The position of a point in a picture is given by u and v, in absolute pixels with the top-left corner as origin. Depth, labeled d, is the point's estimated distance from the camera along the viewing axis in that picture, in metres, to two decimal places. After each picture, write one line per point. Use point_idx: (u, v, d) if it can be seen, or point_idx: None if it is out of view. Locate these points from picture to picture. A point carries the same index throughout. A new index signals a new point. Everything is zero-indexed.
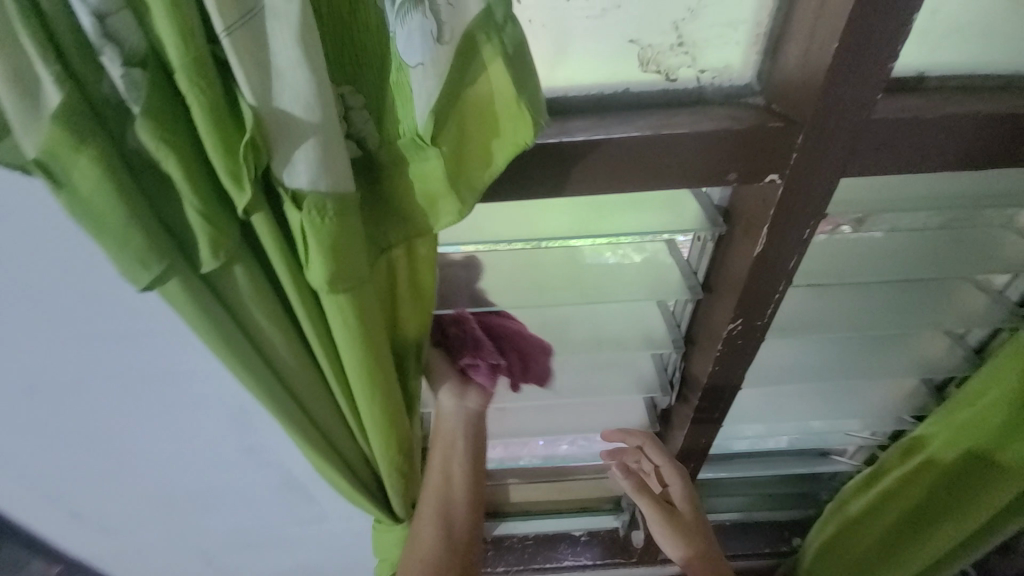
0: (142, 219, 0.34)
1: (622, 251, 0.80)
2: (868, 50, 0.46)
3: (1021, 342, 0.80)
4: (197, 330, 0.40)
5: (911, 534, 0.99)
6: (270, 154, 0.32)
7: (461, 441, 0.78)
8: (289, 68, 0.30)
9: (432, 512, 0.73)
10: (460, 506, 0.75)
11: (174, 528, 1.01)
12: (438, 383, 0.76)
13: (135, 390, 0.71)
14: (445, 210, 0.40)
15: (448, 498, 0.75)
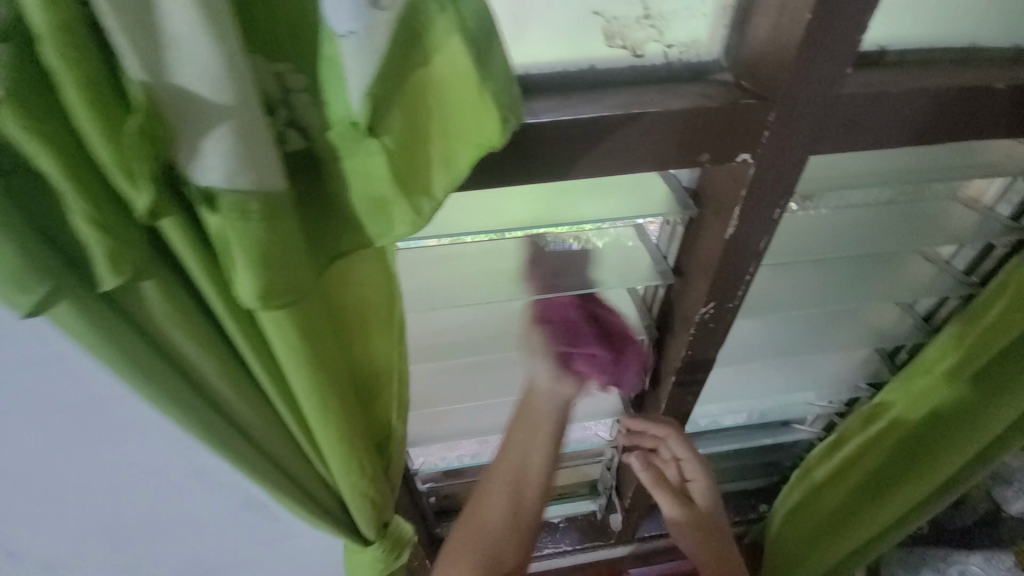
0: (17, 230, 0.29)
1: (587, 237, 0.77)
2: (838, 24, 0.44)
3: (970, 311, 0.84)
4: (97, 352, 0.36)
5: (870, 500, 1.05)
6: (173, 144, 0.28)
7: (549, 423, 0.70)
8: (187, 37, 0.25)
9: (502, 498, 0.73)
10: (531, 492, 0.73)
11: (121, 560, 0.91)
12: (534, 360, 0.67)
13: (61, 414, 0.63)
14: (398, 217, 0.36)
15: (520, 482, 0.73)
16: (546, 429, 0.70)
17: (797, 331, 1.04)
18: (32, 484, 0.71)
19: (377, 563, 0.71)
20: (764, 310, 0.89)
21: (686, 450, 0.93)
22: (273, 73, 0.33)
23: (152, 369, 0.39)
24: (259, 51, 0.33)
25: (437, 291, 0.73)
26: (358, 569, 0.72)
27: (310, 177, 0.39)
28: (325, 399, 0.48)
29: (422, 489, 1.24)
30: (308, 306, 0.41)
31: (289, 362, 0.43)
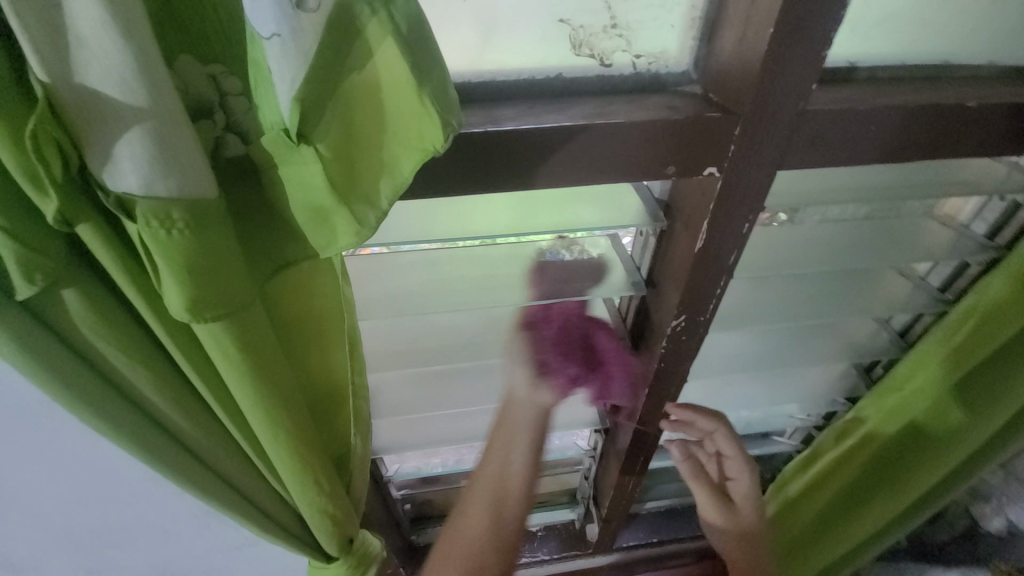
0: None
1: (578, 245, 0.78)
2: (801, 39, 0.43)
3: (945, 327, 0.83)
4: (15, 362, 0.35)
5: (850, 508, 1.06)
6: (83, 147, 0.27)
7: (527, 431, 0.68)
8: (94, 37, 0.25)
9: (482, 514, 0.68)
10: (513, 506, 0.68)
11: (79, 568, 0.88)
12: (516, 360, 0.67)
13: (9, 417, 0.61)
14: (341, 227, 0.34)
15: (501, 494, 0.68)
16: (523, 437, 0.68)
17: (775, 346, 1.04)
18: None
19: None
20: (741, 323, 0.88)
21: (733, 446, 0.92)
22: (207, 76, 0.33)
23: (77, 378, 0.38)
24: (190, 53, 0.32)
25: (408, 298, 0.72)
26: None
27: (246, 185, 0.37)
28: (273, 412, 0.46)
29: (396, 495, 1.22)
30: (250, 318, 0.40)
31: (229, 374, 0.42)
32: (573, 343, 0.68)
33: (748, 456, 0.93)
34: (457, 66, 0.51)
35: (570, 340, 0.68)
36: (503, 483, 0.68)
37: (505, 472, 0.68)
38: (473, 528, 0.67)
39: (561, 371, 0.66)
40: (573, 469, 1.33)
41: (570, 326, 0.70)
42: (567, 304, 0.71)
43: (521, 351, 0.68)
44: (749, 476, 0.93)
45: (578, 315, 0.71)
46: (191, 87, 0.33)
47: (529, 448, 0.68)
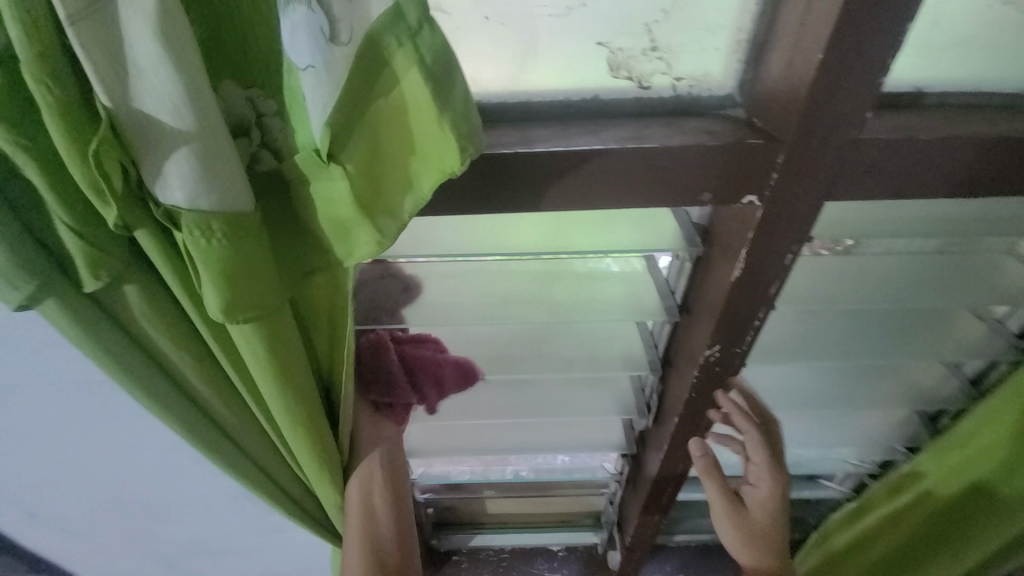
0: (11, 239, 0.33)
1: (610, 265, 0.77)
2: (855, 67, 0.41)
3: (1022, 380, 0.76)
4: (81, 347, 0.40)
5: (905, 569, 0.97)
6: (138, 163, 0.30)
7: (378, 463, 0.65)
8: (151, 68, 0.28)
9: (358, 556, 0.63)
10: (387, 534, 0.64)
11: (131, 533, 0.96)
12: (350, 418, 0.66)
13: (77, 395, 0.68)
14: (363, 238, 0.36)
15: (372, 532, 0.64)
16: (381, 473, 0.65)
17: (824, 384, 0.97)
18: (51, 456, 0.77)
19: None
20: (785, 356, 0.83)
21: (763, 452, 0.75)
22: (245, 98, 0.36)
23: (132, 365, 0.42)
24: (235, 77, 0.35)
25: (438, 309, 0.73)
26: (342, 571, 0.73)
27: (281, 199, 0.40)
28: (299, 407, 0.49)
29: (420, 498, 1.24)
30: (280, 320, 0.43)
31: (259, 369, 0.45)
32: (396, 375, 0.67)
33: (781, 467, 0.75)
34: (495, 87, 0.53)
35: (394, 371, 0.68)
36: (372, 518, 0.64)
37: (369, 506, 0.64)
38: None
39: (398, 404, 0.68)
40: (598, 492, 1.30)
41: (387, 360, 0.68)
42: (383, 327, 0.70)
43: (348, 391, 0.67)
44: (772, 487, 0.75)
45: (387, 342, 0.69)
46: (231, 106, 0.35)
47: (387, 477, 0.65)
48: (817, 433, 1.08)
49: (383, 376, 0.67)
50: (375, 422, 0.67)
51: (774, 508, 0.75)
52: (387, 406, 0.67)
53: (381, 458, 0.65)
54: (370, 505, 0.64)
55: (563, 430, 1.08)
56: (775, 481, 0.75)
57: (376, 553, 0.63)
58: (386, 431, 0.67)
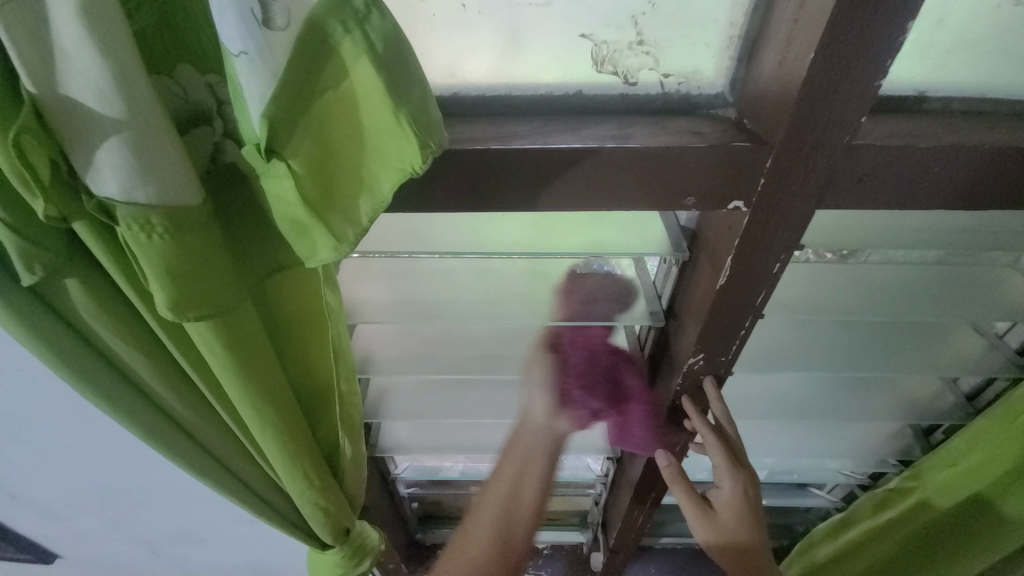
0: None
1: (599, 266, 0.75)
2: (852, 69, 0.38)
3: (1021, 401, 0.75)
4: (24, 342, 0.38)
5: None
6: (67, 153, 0.29)
7: (543, 457, 0.69)
8: (76, 52, 0.27)
9: (488, 532, 0.65)
10: (521, 527, 0.66)
11: (113, 517, 0.96)
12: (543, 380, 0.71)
13: (42, 389, 0.66)
14: (319, 241, 0.35)
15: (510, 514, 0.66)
16: (541, 464, 0.69)
17: (816, 394, 0.94)
18: (24, 445, 0.76)
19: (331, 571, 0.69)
20: (775, 366, 0.80)
21: (717, 451, 0.72)
22: (205, 84, 0.34)
23: (81, 361, 0.40)
24: (183, 61, 0.33)
25: (419, 307, 0.72)
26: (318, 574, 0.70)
27: (235, 192, 0.39)
28: (262, 407, 0.47)
29: (404, 493, 1.24)
30: (238, 317, 0.41)
31: (217, 368, 0.43)
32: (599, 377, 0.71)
33: (739, 461, 0.73)
34: (474, 80, 0.50)
35: (594, 371, 0.72)
36: (515, 503, 0.67)
37: (517, 490, 0.67)
38: (473, 548, 0.65)
39: (582, 404, 0.70)
40: (584, 492, 1.29)
41: (596, 358, 0.72)
42: (600, 326, 0.73)
43: (548, 377, 0.71)
44: (734, 484, 0.72)
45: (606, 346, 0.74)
46: (190, 94, 0.34)
47: (543, 474, 0.68)
48: (808, 443, 1.06)
49: (587, 376, 0.71)
50: (555, 414, 0.70)
51: (738, 506, 0.72)
52: (570, 396, 0.70)
53: (547, 450, 0.69)
54: (518, 491, 0.67)
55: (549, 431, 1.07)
56: (737, 479, 0.73)
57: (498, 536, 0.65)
58: (562, 430, 0.70)
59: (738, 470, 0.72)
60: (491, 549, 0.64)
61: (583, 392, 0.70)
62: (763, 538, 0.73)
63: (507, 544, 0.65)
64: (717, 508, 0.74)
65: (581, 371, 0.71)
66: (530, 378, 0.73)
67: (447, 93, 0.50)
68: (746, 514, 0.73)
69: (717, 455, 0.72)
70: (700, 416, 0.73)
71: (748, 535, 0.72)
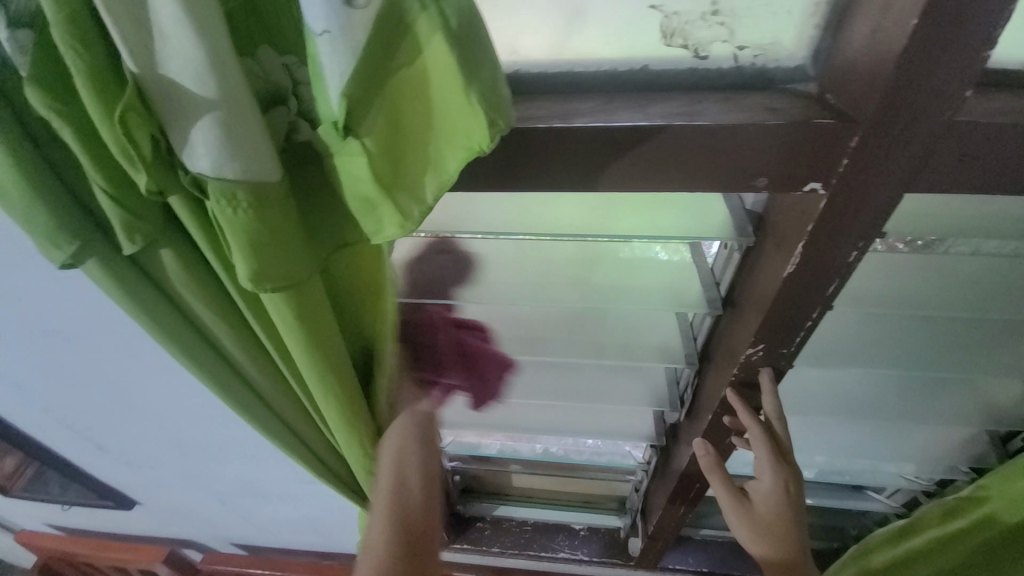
0: (51, 197, 0.35)
1: (656, 249, 0.73)
2: (959, 36, 0.35)
3: None
4: (123, 306, 0.42)
5: None
6: (166, 130, 0.31)
7: (419, 437, 0.65)
8: (174, 33, 0.29)
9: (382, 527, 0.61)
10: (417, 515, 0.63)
11: (185, 469, 1.05)
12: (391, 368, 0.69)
13: (127, 350, 0.73)
14: (386, 217, 0.36)
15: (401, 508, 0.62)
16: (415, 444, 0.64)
17: (880, 393, 0.89)
18: (112, 401, 0.85)
19: None
20: (838, 361, 0.76)
21: (761, 446, 0.71)
22: (282, 66, 0.36)
23: (169, 325, 0.44)
24: (265, 43, 0.35)
25: (470, 287, 0.72)
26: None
27: (311, 169, 0.41)
28: (326, 376, 0.50)
29: (447, 466, 1.28)
30: (307, 291, 0.43)
31: (287, 337, 0.45)
32: (446, 358, 0.72)
33: (785, 455, 0.71)
34: (536, 56, 0.49)
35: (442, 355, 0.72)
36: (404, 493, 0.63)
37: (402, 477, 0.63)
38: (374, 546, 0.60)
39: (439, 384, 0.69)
40: (623, 478, 1.29)
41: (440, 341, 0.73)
42: (439, 308, 0.76)
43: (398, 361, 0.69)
44: (775, 479, 0.71)
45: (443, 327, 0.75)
46: (270, 74, 0.36)
47: (423, 455, 0.64)
48: (867, 442, 1.01)
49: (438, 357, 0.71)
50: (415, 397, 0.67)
51: (777, 502, 0.71)
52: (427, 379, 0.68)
53: (418, 434, 0.65)
54: (402, 480, 0.63)
55: (591, 416, 1.07)
56: (779, 475, 0.71)
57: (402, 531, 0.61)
58: (427, 410, 0.67)
59: (783, 466, 0.70)
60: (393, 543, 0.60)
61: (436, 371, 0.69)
62: (804, 531, 0.72)
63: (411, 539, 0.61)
64: (755, 502, 0.73)
65: (431, 355, 0.71)
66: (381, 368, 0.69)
67: (508, 71, 0.50)
68: (786, 507, 0.71)
69: (761, 449, 0.71)
70: (750, 412, 0.71)
71: (785, 527, 0.71)
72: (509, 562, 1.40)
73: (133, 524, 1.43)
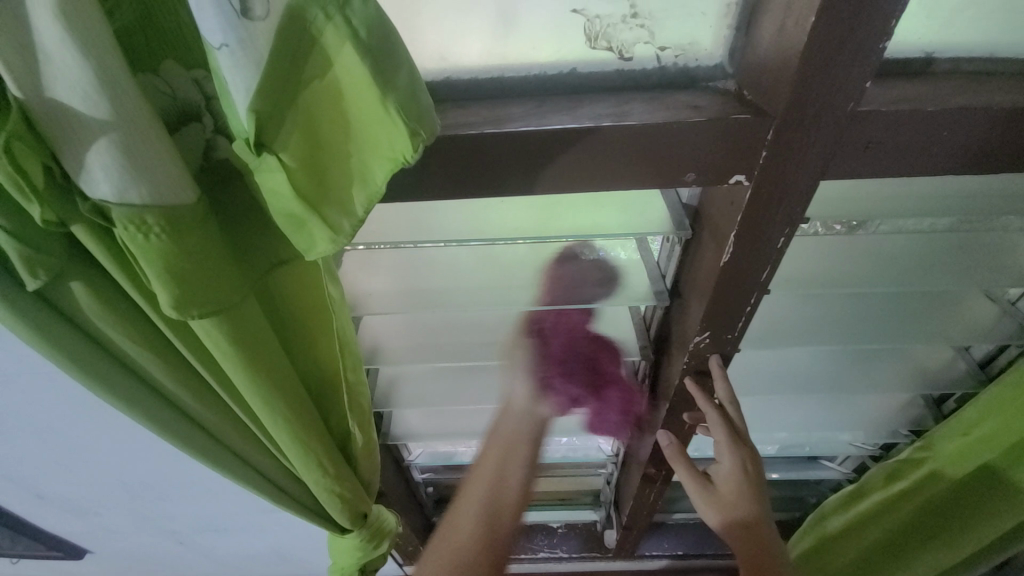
0: None
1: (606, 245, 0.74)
2: (850, 33, 0.37)
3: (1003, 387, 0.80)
4: (36, 347, 0.39)
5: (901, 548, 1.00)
6: (58, 156, 0.30)
7: (526, 442, 0.72)
8: (58, 54, 0.27)
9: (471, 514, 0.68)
10: (504, 520, 0.67)
11: (137, 510, 0.99)
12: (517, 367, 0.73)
13: (57, 392, 0.68)
14: (316, 233, 0.35)
15: (494, 502, 0.68)
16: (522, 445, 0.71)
17: (824, 367, 0.94)
18: (45, 446, 0.79)
19: (356, 552, 0.71)
20: (784, 341, 0.80)
21: (719, 430, 0.74)
22: (191, 81, 0.34)
23: (89, 363, 0.41)
24: (169, 57, 0.33)
25: (424, 296, 0.72)
26: (340, 558, 0.72)
27: (234, 187, 0.39)
28: (272, 399, 0.48)
29: (419, 478, 1.26)
30: (241, 313, 0.42)
31: (223, 363, 0.43)
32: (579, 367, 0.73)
33: (742, 437, 0.74)
34: (466, 63, 0.49)
35: (572, 359, 0.73)
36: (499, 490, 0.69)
37: (502, 473, 0.70)
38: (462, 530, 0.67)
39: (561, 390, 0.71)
40: (595, 472, 1.30)
41: (574, 345, 0.73)
42: (579, 313, 0.74)
43: (528, 361, 0.73)
44: (735, 460, 0.73)
45: (581, 333, 0.74)
46: (177, 91, 0.34)
47: (526, 462, 0.71)
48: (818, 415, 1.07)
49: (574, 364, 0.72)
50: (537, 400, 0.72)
51: (738, 480, 0.73)
52: (551, 382, 0.71)
53: (529, 439, 0.71)
54: (503, 476, 0.69)
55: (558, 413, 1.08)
56: (736, 455, 0.74)
57: (488, 524, 0.67)
58: (544, 415, 0.72)
59: (741, 446, 0.74)
60: (476, 532, 0.66)
61: (562, 376, 0.71)
62: (768, 508, 0.75)
63: (492, 535, 0.66)
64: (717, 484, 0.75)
65: (562, 359, 0.73)
66: (510, 364, 0.75)
67: (438, 78, 0.49)
68: (748, 485, 0.74)
69: (720, 433, 0.74)
70: (704, 398, 0.74)
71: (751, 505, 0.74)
72: None
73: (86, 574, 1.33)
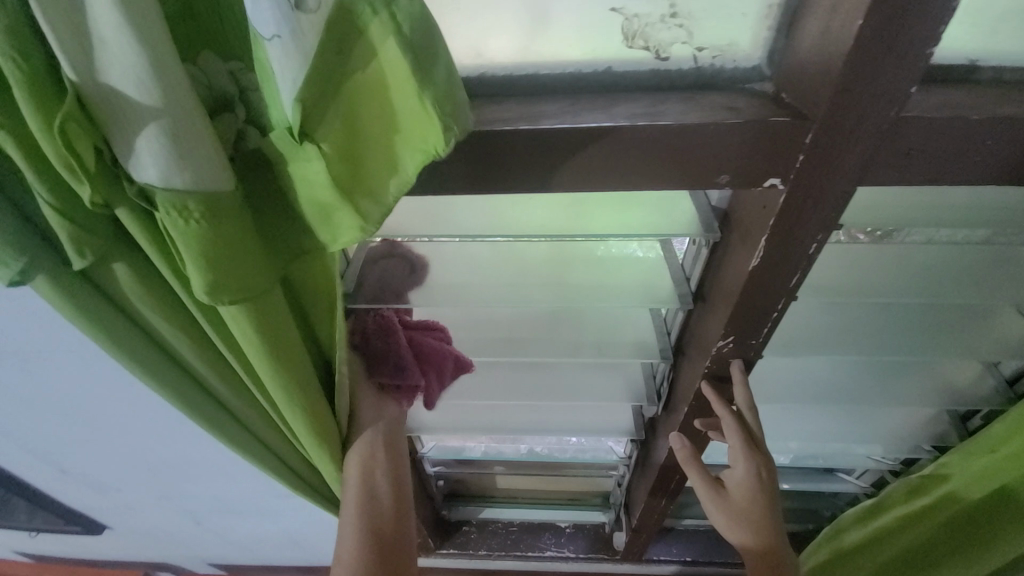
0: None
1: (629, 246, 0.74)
2: (894, 38, 0.37)
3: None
4: (77, 325, 0.40)
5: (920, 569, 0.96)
6: (109, 139, 0.30)
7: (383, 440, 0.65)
8: (115, 39, 0.28)
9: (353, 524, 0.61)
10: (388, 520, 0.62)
11: (157, 489, 1.02)
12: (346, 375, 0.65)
13: (87, 369, 0.70)
14: (343, 221, 0.36)
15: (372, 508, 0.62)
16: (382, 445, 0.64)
17: (845, 378, 0.93)
18: (73, 422, 0.81)
19: None
20: (807, 350, 0.78)
21: (735, 437, 0.73)
22: (227, 72, 0.35)
23: (125, 343, 0.42)
24: (207, 49, 0.34)
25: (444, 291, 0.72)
26: None
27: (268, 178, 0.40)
28: (293, 387, 0.49)
29: (430, 472, 1.27)
30: (266, 301, 0.43)
31: (250, 349, 0.44)
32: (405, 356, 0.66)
33: (758, 444, 0.73)
34: (501, 59, 0.49)
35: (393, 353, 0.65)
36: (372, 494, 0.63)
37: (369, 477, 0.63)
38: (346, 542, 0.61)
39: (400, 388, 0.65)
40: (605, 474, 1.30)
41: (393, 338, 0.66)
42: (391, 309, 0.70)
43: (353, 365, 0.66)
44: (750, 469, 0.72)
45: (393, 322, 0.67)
46: (213, 82, 0.35)
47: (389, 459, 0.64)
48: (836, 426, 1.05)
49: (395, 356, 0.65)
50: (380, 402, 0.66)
51: (752, 490, 0.72)
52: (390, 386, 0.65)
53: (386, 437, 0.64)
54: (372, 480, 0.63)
55: (571, 412, 1.08)
56: (751, 463, 0.72)
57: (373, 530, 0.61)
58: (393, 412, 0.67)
59: (757, 454, 0.72)
60: (361, 542, 0.60)
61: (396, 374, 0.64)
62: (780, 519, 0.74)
63: (380, 537, 0.61)
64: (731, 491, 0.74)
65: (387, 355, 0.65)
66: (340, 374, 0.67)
67: (473, 74, 0.50)
68: (761, 495, 0.72)
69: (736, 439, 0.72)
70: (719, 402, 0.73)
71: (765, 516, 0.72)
72: (495, 563, 1.40)
73: (104, 549, 1.37)
